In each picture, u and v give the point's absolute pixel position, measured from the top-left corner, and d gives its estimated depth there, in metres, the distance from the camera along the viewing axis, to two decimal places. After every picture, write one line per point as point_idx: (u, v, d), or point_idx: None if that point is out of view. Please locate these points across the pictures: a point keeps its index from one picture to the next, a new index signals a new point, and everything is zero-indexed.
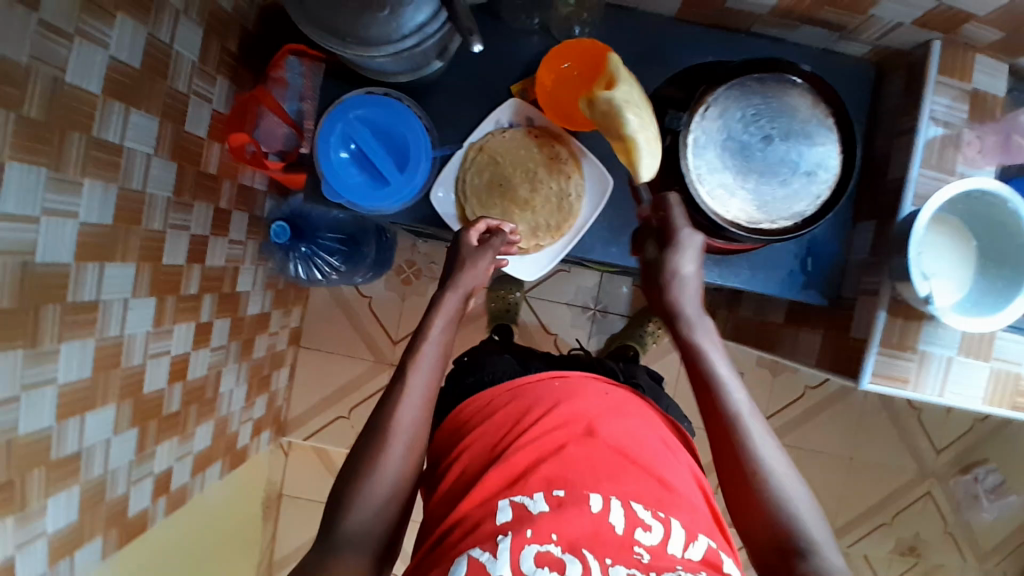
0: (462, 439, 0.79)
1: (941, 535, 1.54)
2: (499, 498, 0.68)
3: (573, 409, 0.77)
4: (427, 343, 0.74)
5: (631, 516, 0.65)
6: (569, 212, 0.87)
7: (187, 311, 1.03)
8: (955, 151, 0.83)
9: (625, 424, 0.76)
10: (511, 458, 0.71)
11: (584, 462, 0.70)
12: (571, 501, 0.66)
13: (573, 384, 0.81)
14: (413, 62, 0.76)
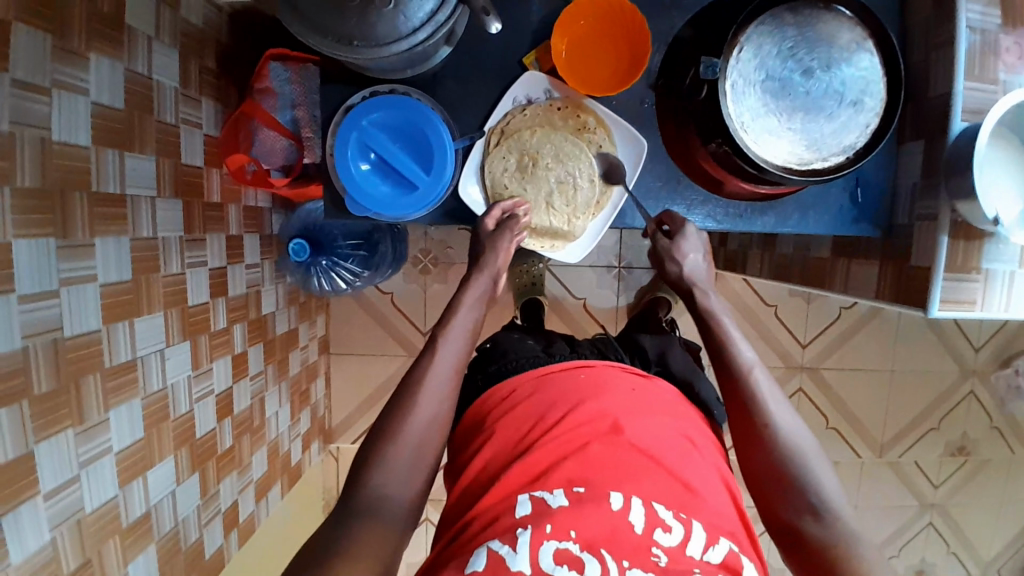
0: (483, 431, 0.76)
1: (987, 430, 1.56)
2: (517, 492, 0.66)
3: (602, 405, 0.72)
4: (451, 333, 0.71)
5: (649, 516, 0.63)
6: (605, 184, 0.83)
7: (221, 346, 0.99)
8: (995, 58, 0.77)
9: (651, 425, 0.71)
10: (532, 463, 0.68)
11: (605, 464, 0.67)
12: (590, 500, 0.63)
13: (601, 378, 0.76)
14: (420, 53, 0.70)
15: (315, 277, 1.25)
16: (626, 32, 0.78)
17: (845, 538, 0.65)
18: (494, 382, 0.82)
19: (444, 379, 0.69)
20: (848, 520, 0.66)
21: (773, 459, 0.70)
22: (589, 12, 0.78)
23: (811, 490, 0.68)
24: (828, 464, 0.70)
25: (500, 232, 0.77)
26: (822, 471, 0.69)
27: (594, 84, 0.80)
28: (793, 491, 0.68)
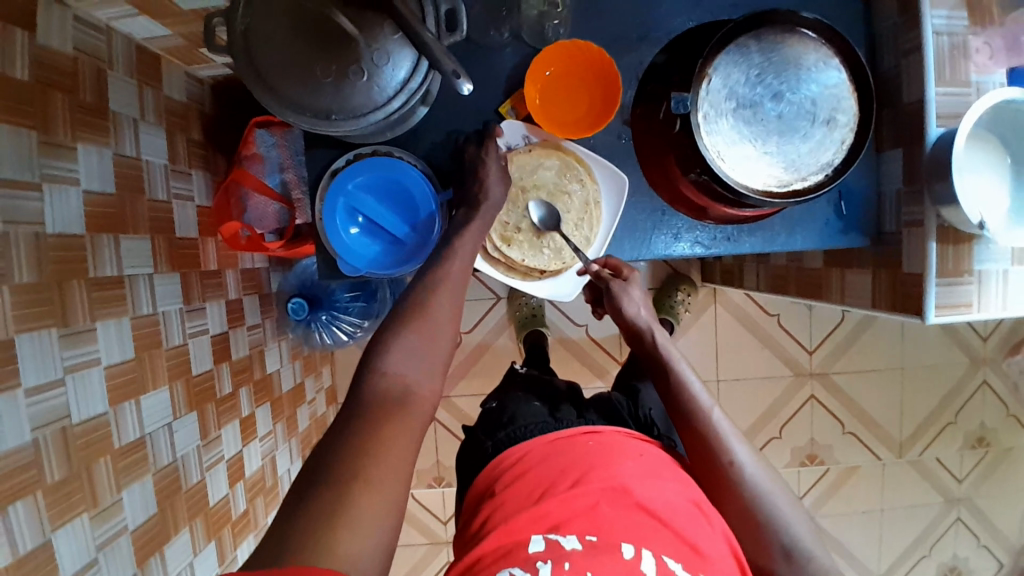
0: (495, 496, 0.75)
1: (1005, 419, 1.55)
2: (531, 532, 0.66)
3: (619, 471, 0.72)
4: (458, 275, 0.69)
5: (660, 567, 0.62)
6: (591, 218, 0.84)
7: (228, 411, 1.00)
8: (965, 61, 0.79)
9: (666, 489, 0.71)
10: (549, 519, 0.67)
11: (616, 520, 0.66)
12: (603, 549, 0.63)
13: (614, 448, 0.76)
14: (399, 117, 0.73)
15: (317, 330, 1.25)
16: (599, 75, 0.81)
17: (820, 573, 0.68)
18: (506, 448, 0.82)
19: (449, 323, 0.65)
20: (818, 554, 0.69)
21: (737, 492, 0.72)
22: (555, 62, 0.81)
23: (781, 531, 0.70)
24: (786, 494, 0.73)
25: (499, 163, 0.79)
26: (783, 504, 0.72)
27: (570, 127, 0.82)
28: (764, 533, 0.70)
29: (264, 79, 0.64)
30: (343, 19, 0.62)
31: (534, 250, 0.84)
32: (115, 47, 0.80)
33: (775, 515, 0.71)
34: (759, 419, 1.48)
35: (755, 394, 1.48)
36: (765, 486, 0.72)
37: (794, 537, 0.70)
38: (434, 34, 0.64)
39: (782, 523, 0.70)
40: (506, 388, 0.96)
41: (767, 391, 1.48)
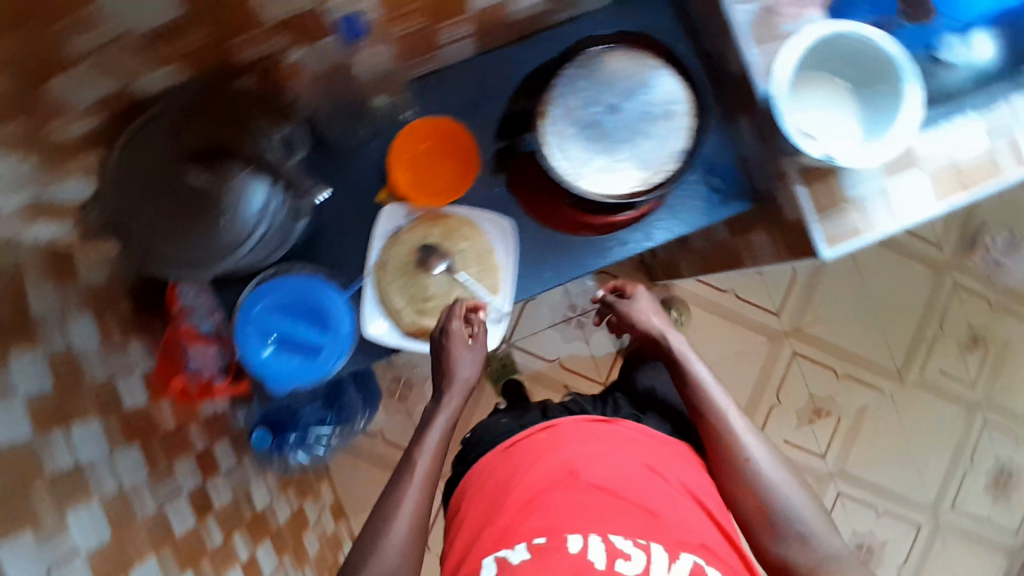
0: (461, 510, 0.80)
1: (992, 313, 1.53)
2: (486, 551, 0.71)
3: (565, 458, 0.77)
4: (433, 439, 0.79)
5: (609, 550, 0.68)
6: (490, 265, 0.88)
7: (225, 560, 1.01)
8: (775, 17, 0.81)
9: (612, 462, 0.77)
10: (505, 528, 0.72)
11: (568, 509, 0.72)
12: (552, 548, 0.68)
13: (561, 432, 0.81)
14: (277, 241, 0.77)
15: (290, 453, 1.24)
16: (449, 145, 0.87)
17: (825, 558, 0.72)
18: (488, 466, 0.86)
19: (418, 484, 0.76)
20: (812, 531, 0.74)
21: (748, 481, 0.77)
22: (413, 142, 0.86)
23: (774, 512, 0.75)
24: (785, 476, 0.78)
25: (475, 347, 0.83)
26: (782, 488, 0.77)
27: (445, 191, 0.87)
28: (773, 519, 0.75)
29: (142, 247, 0.69)
30: (193, 171, 0.69)
31: (446, 312, 0.87)
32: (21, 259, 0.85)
33: (785, 503, 0.75)
34: (752, 394, 1.48)
35: (739, 370, 1.48)
36: (775, 477, 0.77)
37: (800, 522, 0.74)
38: (278, 159, 0.72)
39: (794, 515, 0.75)
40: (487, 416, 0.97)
41: (749, 364, 1.49)
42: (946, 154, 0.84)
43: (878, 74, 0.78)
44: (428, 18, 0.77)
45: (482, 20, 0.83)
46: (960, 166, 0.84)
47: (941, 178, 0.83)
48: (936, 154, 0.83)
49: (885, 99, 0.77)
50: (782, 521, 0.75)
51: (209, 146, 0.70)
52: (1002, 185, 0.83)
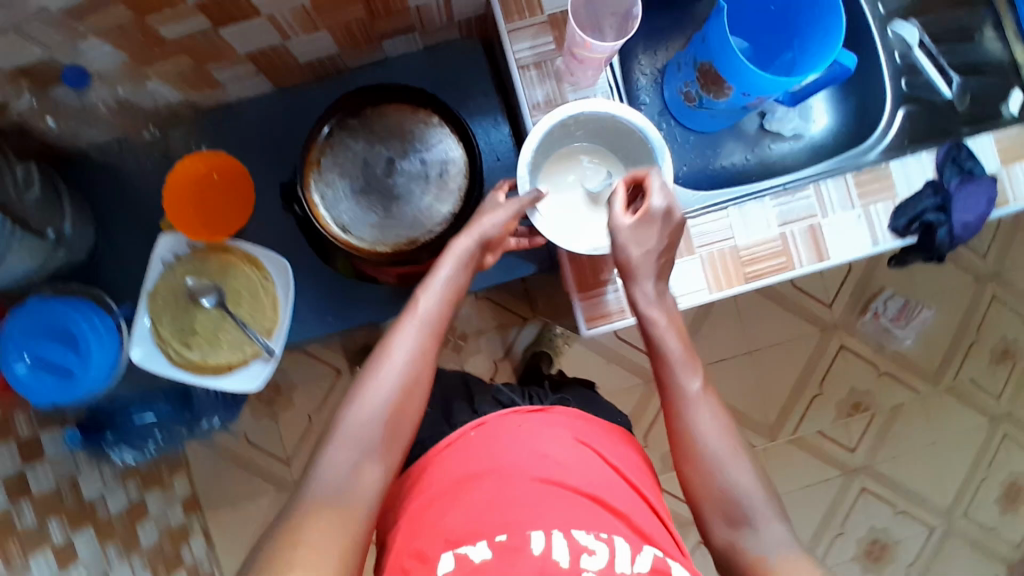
0: (397, 509, 0.70)
1: (878, 379, 1.48)
2: (438, 552, 0.60)
3: (492, 461, 0.67)
4: (391, 373, 0.67)
5: (572, 547, 0.59)
6: (266, 304, 0.87)
7: (34, 543, 0.99)
8: (560, 84, 0.82)
9: (548, 455, 0.68)
10: (418, 545, 0.62)
11: (508, 502, 0.63)
12: (513, 547, 0.59)
13: (490, 429, 0.72)
14: (30, 260, 0.79)
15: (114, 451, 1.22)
16: (234, 183, 0.88)
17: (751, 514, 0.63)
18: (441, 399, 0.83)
19: (376, 409, 0.66)
20: (765, 530, 0.62)
21: (687, 426, 0.67)
22: (194, 177, 0.86)
23: (739, 509, 0.63)
24: (756, 471, 0.65)
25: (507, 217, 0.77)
26: (750, 483, 0.64)
27: (226, 224, 0.87)
28: (699, 475, 0.65)
29: None
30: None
31: (213, 348, 0.86)
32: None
33: (717, 461, 0.65)
34: None
35: None
36: (713, 435, 0.66)
37: (731, 485, 0.64)
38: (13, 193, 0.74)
39: (717, 480, 0.64)
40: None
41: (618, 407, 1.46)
42: (731, 237, 0.81)
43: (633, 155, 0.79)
44: (192, 58, 0.76)
45: (264, 61, 0.83)
46: (743, 255, 0.81)
47: (718, 266, 0.81)
48: (719, 240, 0.81)
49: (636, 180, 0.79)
50: (745, 513, 0.63)
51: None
52: (779, 279, 0.82)
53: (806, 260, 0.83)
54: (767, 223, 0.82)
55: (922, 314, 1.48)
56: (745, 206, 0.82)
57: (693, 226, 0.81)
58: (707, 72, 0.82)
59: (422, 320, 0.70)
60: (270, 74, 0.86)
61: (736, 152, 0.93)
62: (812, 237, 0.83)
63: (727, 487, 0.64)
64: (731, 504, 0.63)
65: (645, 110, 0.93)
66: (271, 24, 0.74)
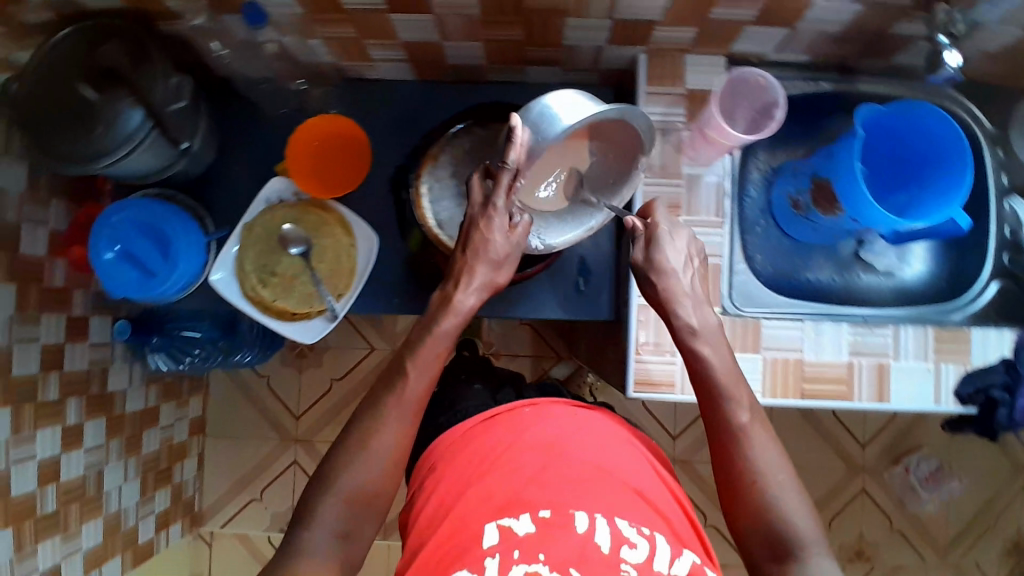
0: (435, 471, 0.78)
1: (889, 534, 1.44)
2: (485, 519, 0.69)
3: (544, 435, 0.76)
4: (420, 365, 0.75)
5: (614, 534, 0.67)
6: (346, 269, 0.93)
7: (49, 416, 1.06)
8: (677, 153, 0.84)
9: (593, 442, 0.76)
10: (466, 501, 0.72)
11: (558, 483, 0.71)
12: (557, 524, 0.67)
13: (539, 407, 0.81)
14: (156, 161, 0.85)
15: (152, 355, 1.28)
16: (353, 151, 0.94)
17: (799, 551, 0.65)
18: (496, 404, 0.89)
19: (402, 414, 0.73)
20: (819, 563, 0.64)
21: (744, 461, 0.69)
22: (319, 135, 0.93)
23: (787, 543, 0.66)
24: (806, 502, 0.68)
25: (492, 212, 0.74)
26: (799, 514, 0.67)
27: (336, 184, 0.94)
28: (751, 504, 0.68)
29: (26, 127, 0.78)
30: (87, 87, 0.79)
31: (286, 293, 0.92)
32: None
33: (772, 494, 0.67)
34: None
35: None
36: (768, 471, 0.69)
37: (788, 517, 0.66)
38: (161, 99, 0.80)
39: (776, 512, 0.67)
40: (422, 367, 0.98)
41: None
42: (800, 349, 0.83)
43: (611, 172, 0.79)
44: (355, 29, 0.82)
45: (417, 52, 0.88)
46: (807, 371, 0.83)
47: (779, 374, 0.82)
48: (787, 348, 0.83)
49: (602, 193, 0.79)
50: (790, 548, 0.65)
51: (107, 69, 0.79)
52: (834, 404, 0.83)
53: (865, 396, 0.84)
54: (839, 347, 0.83)
55: (952, 485, 1.44)
56: (822, 323, 0.83)
57: (767, 327, 0.82)
58: (824, 188, 0.84)
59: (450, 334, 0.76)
60: (419, 65, 0.92)
61: (823, 268, 0.95)
62: (878, 376, 0.84)
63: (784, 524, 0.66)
64: (781, 537, 0.66)
65: (748, 203, 0.93)
66: (436, 23, 0.79)
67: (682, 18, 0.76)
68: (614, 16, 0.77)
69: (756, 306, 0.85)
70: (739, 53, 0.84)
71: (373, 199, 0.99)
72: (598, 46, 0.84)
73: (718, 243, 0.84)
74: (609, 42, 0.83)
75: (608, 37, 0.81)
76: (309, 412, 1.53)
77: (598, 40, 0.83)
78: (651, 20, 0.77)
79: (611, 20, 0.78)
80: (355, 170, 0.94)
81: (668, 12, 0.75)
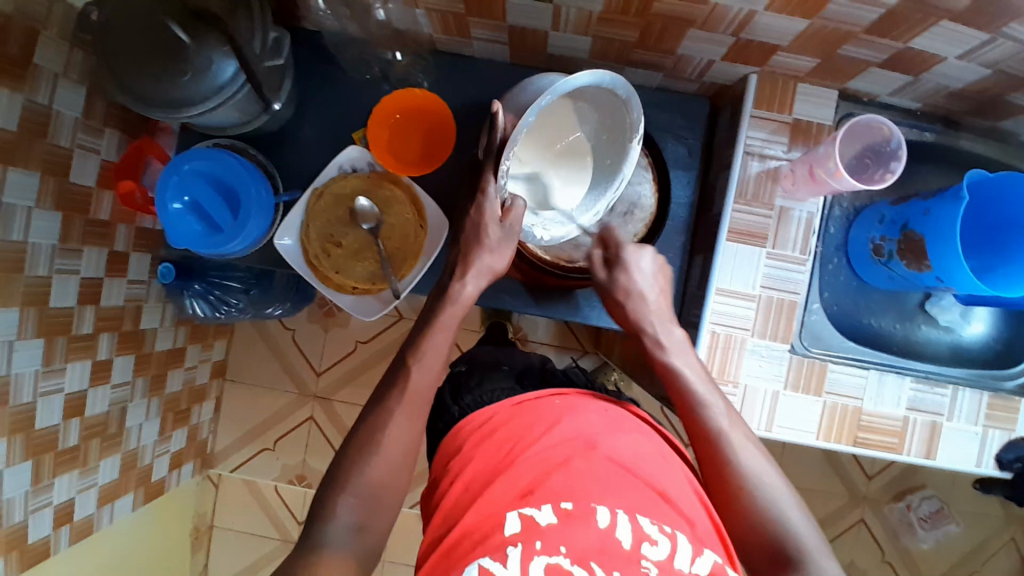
0: (463, 454, 0.71)
1: (879, 564, 1.48)
2: (505, 508, 0.61)
3: (572, 427, 0.68)
4: (430, 354, 0.74)
5: (636, 530, 0.58)
6: (412, 249, 0.90)
7: (81, 349, 1.03)
8: (772, 184, 0.83)
9: (625, 441, 0.68)
10: (488, 491, 0.63)
11: (587, 476, 0.62)
12: (579, 516, 0.59)
13: (573, 403, 0.73)
14: (238, 114, 0.83)
15: (189, 300, 1.25)
16: (436, 129, 0.91)
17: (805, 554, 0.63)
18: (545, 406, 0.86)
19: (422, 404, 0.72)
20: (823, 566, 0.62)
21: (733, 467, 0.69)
22: (398, 107, 0.89)
23: (786, 550, 0.63)
24: (801, 510, 0.67)
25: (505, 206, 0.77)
26: (795, 517, 0.66)
27: (415, 157, 0.91)
28: (749, 510, 0.66)
29: (112, 63, 0.75)
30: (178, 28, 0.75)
31: (347, 266, 0.90)
32: (54, 14, 0.88)
33: (767, 496, 0.67)
34: None
35: None
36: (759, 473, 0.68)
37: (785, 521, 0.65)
38: (256, 53, 0.77)
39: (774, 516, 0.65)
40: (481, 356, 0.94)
41: None
42: (860, 398, 0.84)
43: (609, 150, 0.81)
44: (464, 7, 0.78)
45: (519, 36, 0.84)
46: (863, 420, 0.84)
47: (835, 418, 0.83)
48: (847, 395, 0.84)
49: (603, 173, 0.82)
50: (791, 555, 0.63)
51: (199, 11, 0.75)
52: (883, 454, 0.84)
53: (915, 451, 0.85)
54: (898, 400, 0.84)
55: (948, 526, 1.47)
56: (886, 375, 0.84)
57: (831, 372, 0.83)
58: (913, 241, 0.84)
59: (452, 328, 0.77)
60: (517, 50, 0.89)
61: (888, 316, 0.94)
62: (930, 434, 0.85)
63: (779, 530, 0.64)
64: (780, 543, 0.64)
65: (826, 238, 0.92)
66: (551, 12, 0.76)
67: (809, 47, 0.73)
68: (740, 35, 0.74)
69: (822, 348, 0.85)
70: (852, 89, 0.82)
71: (445, 178, 0.96)
72: (709, 60, 0.81)
73: (798, 281, 0.83)
74: (723, 58, 0.80)
75: (724, 53, 0.79)
76: (331, 370, 1.54)
77: (712, 54, 0.80)
78: (777, 44, 0.74)
79: (734, 39, 0.75)
80: (437, 144, 0.92)
81: (798, 40, 0.73)
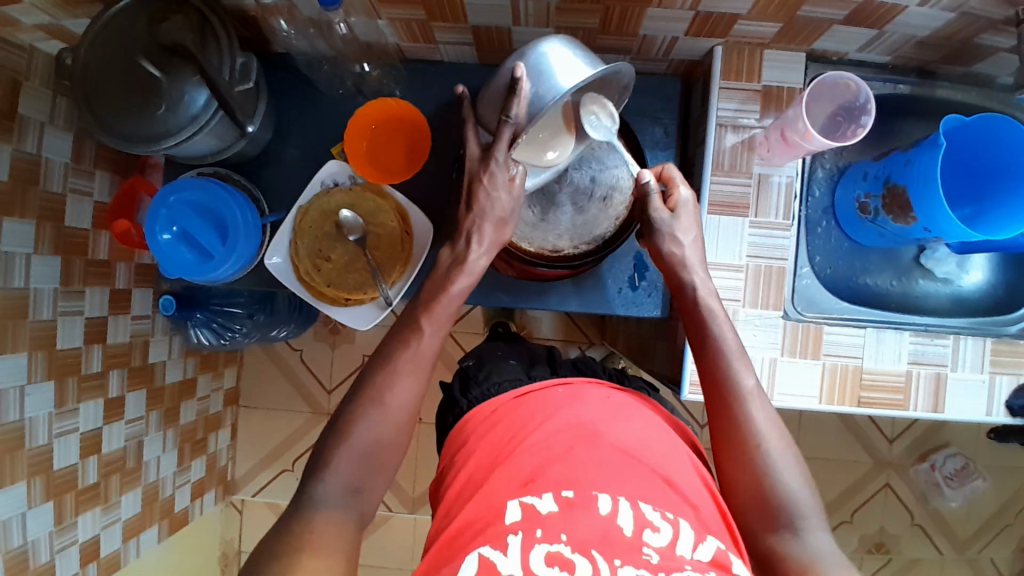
0: (467, 445, 0.72)
1: (909, 528, 1.46)
2: (507, 498, 0.61)
3: (572, 416, 0.69)
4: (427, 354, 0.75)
5: (637, 517, 0.58)
6: (401, 255, 0.91)
7: (92, 388, 1.05)
8: (749, 153, 0.83)
9: (629, 428, 0.68)
10: (490, 485, 0.63)
11: (589, 464, 0.63)
12: (580, 504, 0.59)
13: (578, 391, 0.73)
14: (217, 141, 0.85)
15: (194, 329, 1.27)
16: (412, 136, 0.92)
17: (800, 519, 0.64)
18: None
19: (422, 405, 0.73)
20: (812, 537, 0.63)
21: (743, 424, 0.69)
22: (375, 119, 0.90)
23: (785, 518, 0.64)
24: (804, 475, 0.67)
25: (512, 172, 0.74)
26: (797, 484, 0.66)
27: (394, 166, 0.92)
28: (751, 473, 0.67)
29: (89, 103, 0.77)
30: (150, 64, 0.77)
31: (338, 279, 0.91)
32: (36, 64, 0.90)
33: (773, 461, 0.67)
34: None
35: None
36: (769, 437, 0.68)
37: (786, 488, 0.65)
38: (226, 80, 0.78)
39: (776, 482, 0.66)
40: (488, 349, 0.94)
41: None
42: (860, 357, 0.83)
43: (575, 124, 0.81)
44: (425, 13, 0.79)
45: (483, 36, 0.85)
46: (865, 379, 0.83)
47: (837, 381, 0.83)
48: (847, 355, 0.83)
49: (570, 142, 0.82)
50: (786, 509, 0.64)
51: (168, 45, 0.76)
52: (890, 412, 0.83)
53: (921, 406, 0.84)
54: (899, 356, 0.83)
55: (976, 483, 1.44)
56: (884, 332, 0.83)
57: (827, 334, 0.83)
58: (897, 195, 0.84)
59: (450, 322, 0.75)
60: (483, 50, 0.90)
61: (881, 272, 0.93)
62: (935, 387, 0.84)
63: (778, 495, 0.65)
64: (778, 508, 0.65)
65: (812, 201, 0.92)
66: (510, 8, 0.77)
67: (769, 13, 0.74)
68: (699, 9, 0.74)
69: (816, 312, 0.85)
70: (819, 50, 0.82)
71: (427, 183, 0.97)
72: (673, 37, 0.81)
73: (784, 246, 0.83)
74: (686, 34, 0.80)
75: (686, 29, 0.79)
76: (341, 387, 1.55)
77: (674, 31, 0.80)
78: (736, 14, 0.75)
79: (693, 13, 0.75)
80: (414, 151, 0.93)
81: (756, 8, 0.73)
